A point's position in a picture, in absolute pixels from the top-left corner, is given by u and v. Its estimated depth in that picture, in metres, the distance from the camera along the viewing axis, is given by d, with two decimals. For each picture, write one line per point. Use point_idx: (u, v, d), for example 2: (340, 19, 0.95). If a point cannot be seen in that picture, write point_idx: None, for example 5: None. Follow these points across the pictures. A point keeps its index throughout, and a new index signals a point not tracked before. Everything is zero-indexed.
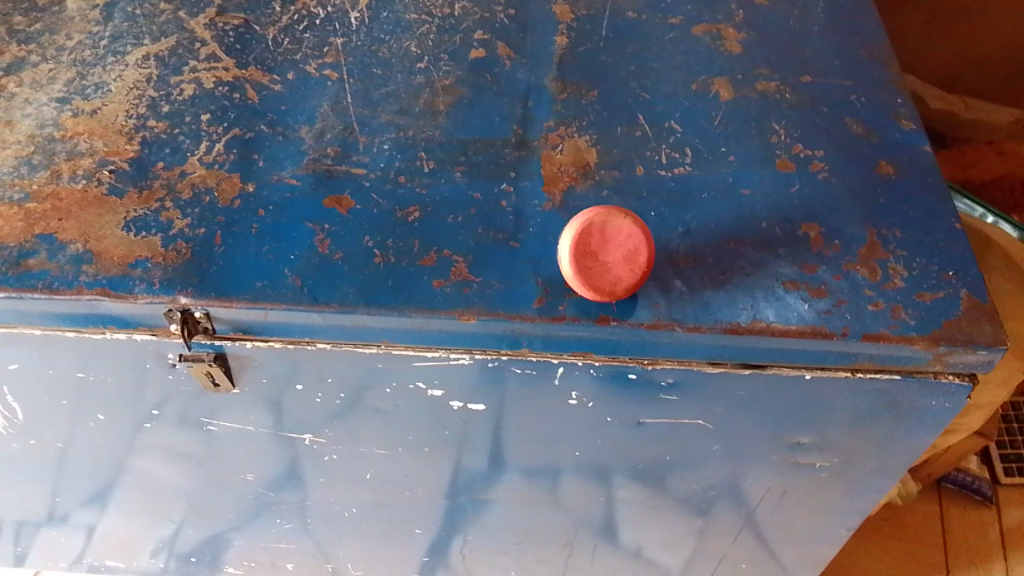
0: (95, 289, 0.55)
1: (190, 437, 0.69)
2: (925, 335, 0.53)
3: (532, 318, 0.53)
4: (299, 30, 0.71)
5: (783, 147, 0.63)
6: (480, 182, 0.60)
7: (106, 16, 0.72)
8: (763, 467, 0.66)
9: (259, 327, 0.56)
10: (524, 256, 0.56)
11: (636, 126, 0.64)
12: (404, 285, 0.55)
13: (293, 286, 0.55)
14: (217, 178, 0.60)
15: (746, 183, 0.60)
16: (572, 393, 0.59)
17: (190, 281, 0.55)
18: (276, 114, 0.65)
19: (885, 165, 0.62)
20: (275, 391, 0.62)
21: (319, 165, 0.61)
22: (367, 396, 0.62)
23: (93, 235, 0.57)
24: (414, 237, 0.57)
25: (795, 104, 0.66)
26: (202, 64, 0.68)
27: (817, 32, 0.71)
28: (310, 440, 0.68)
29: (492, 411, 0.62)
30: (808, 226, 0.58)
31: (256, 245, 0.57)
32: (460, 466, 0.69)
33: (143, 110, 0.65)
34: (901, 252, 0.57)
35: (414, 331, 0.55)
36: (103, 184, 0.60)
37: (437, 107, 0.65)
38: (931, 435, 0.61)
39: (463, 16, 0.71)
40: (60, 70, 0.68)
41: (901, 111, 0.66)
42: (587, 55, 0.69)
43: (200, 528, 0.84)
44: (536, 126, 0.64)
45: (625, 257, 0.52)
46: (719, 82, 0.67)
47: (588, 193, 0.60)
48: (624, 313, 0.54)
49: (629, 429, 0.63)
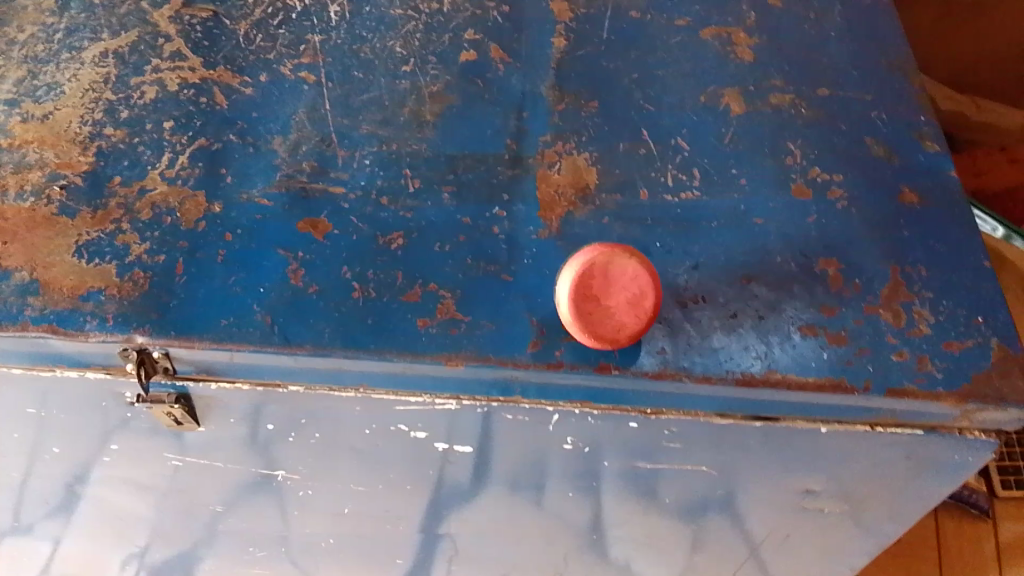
0: (41, 325, 0.49)
1: (155, 469, 0.64)
2: (953, 390, 0.49)
3: (526, 365, 0.49)
4: (273, 25, 0.64)
5: (799, 169, 0.58)
6: (469, 206, 0.55)
7: (61, 5, 0.65)
8: (767, 510, 0.63)
9: (225, 368, 0.51)
10: (518, 292, 0.51)
11: (640, 143, 0.59)
12: (385, 325, 0.50)
13: (262, 325, 0.50)
14: (180, 196, 0.55)
15: (759, 210, 0.55)
16: (567, 439, 0.55)
17: (148, 317, 0.50)
18: (246, 122, 0.59)
19: (909, 193, 0.57)
20: (245, 427, 0.58)
21: (293, 182, 0.56)
22: (345, 436, 0.57)
23: (39, 262, 0.52)
24: (397, 268, 0.52)
25: (812, 121, 0.60)
26: (166, 63, 0.62)
27: (835, 38, 0.66)
28: (283, 476, 0.63)
29: (480, 453, 0.58)
30: (827, 262, 0.53)
31: (222, 275, 0.51)
32: (442, 502, 0.65)
33: (100, 116, 0.59)
34: (928, 293, 0.52)
35: (396, 375, 0.51)
36: (53, 202, 0.54)
37: (424, 117, 0.60)
38: (949, 487, 0.57)
39: (453, 12, 0.65)
40: (10, 67, 0.62)
41: (925, 131, 0.61)
42: (587, 60, 0.63)
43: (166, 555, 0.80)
44: (531, 140, 0.59)
45: (630, 302, 0.47)
46: (730, 94, 0.62)
47: (587, 219, 0.55)
48: (627, 360, 0.49)
49: (626, 472, 0.59)
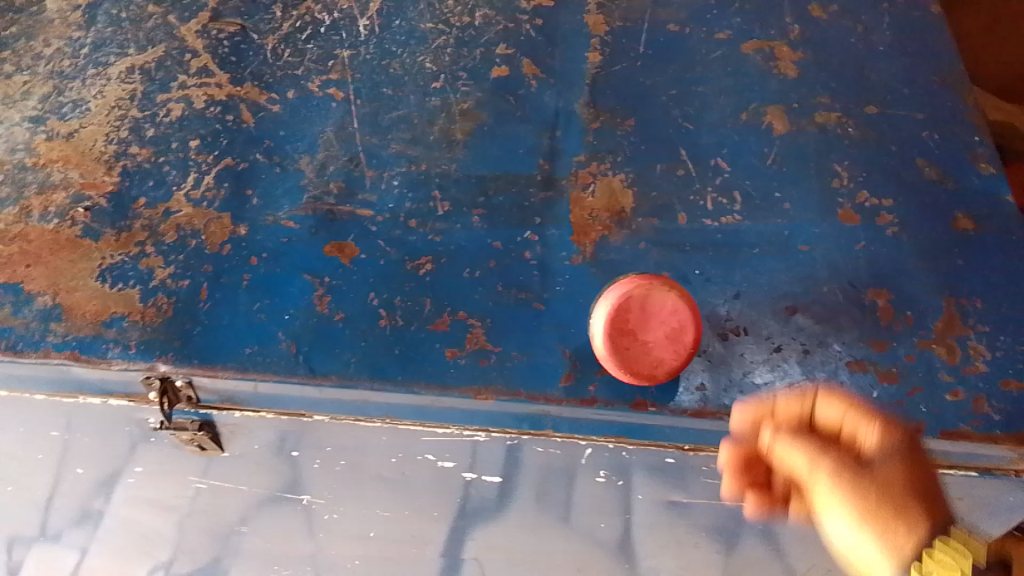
0: (64, 352, 0.49)
1: (177, 491, 0.63)
2: (1011, 433, 0.46)
3: (559, 401, 0.47)
4: (301, 40, 0.63)
5: (846, 193, 0.55)
6: (500, 230, 0.53)
7: (89, 19, 0.65)
8: (809, 546, 0.60)
9: (249, 398, 0.50)
10: (550, 321, 0.49)
11: (678, 164, 0.56)
12: (413, 355, 0.48)
13: (287, 354, 0.48)
14: (206, 218, 0.54)
15: (804, 236, 0.53)
16: (600, 472, 0.53)
17: (171, 345, 0.49)
18: (273, 141, 0.58)
19: (963, 219, 0.54)
20: (270, 453, 0.57)
21: (320, 204, 0.54)
22: (371, 464, 0.56)
23: (63, 286, 0.51)
24: (426, 294, 0.50)
25: (859, 141, 0.58)
26: (192, 79, 0.61)
27: (882, 52, 0.63)
28: (308, 501, 0.62)
29: (509, 483, 0.56)
30: (876, 292, 0.51)
31: (248, 300, 0.50)
32: (471, 530, 0.63)
33: (125, 134, 0.58)
34: (984, 326, 0.50)
35: (424, 408, 0.49)
36: (77, 224, 0.54)
37: (454, 136, 0.58)
38: (1001, 528, 0.54)
39: (485, 26, 0.64)
40: (36, 82, 0.61)
41: (979, 152, 0.58)
42: (623, 76, 0.61)
43: None
44: (565, 161, 0.56)
45: (669, 337, 0.46)
46: (772, 112, 0.59)
47: (623, 243, 0.53)
48: (665, 397, 0.47)
49: (661, 505, 0.57)
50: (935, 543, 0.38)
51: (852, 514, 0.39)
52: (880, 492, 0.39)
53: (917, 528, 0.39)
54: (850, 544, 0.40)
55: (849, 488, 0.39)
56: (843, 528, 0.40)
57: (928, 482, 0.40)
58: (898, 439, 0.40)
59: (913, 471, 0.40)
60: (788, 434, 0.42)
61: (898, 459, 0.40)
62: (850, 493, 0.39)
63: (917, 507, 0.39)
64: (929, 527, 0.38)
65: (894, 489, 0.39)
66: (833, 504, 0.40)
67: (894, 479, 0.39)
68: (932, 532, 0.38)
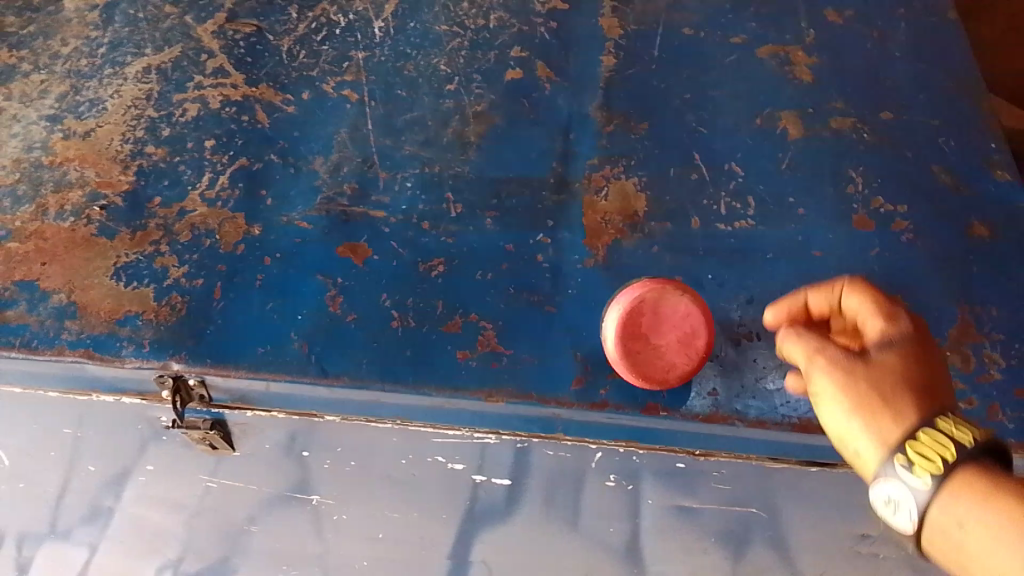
0: (78, 350, 0.49)
1: (188, 489, 0.63)
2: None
3: (569, 404, 0.47)
4: (316, 41, 0.63)
5: (860, 199, 0.55)
6: (513, 232, 0.53)
7: (106, 19, 0.65)
8: (821, 555, 0.60)
9: (260, 397, 0.50)
10: (562, 325, 0.50)
11: (692, 168, 0.56)
12: (425, 357, 0.48)
13: (299, 354, 0.49)
14: (220, 218, 0.54)
15: (818, 242, 0.53)
16: (610, 476, 0.53)
17: (184, 344, 0.49)
18: (288, 142, 0.58)
19: (978, 226, 0.54)
20: (281, 453, 0.57)
21: (333, 205, 0.54)
22: (382, 464, 0.56)
23: (78, 284, 0.52)
24: (438, 297, 0.51)
25: (874, 147, 0.58)
26: (208, 80, 0.61)
27: (898, 57, 0.63)
28: (318, 501, 0.62)
29: (518, 485, 0.56)
30: None
31: (261, 300, 0.50)
32: (480, 532, 0.63)
33: (141, 134, 0.58)
34: (998, 335, 0.49)
35: (435, 410, 0.49)
36: (93, 223, 0.54)
37: (467, 138, 0.58)
38: None
39: (499, 29, 0.64)
40: (53, 81, 0.62)
41: (996, 159, 0.58)
42: (637, 80, 0.61)
43: None
44: (578, 164, 0.56)
45: (681, 341, 0.46)
46: (787, 117, 0.59)
47: (635, 247, 0.53)
48: (676, 402, 0.47)
49: (672, 511, 0.57)
50: (925, 430, 0.36)
51: (842, 400, 0.38)
52: (872, 379, 0.38)
53: (905, 416, 0.37)
54: (842, 431, 0.39)
55: (842, 374, 0.38)
56: (835, 415, 0.39)
57: (927, 371, 0.39)
58: (905, 331, 0.40)
59: (914, 363, 0.38)
60: (789, 328, 0.41)
61: (899, 350, 0.39)
62: (840, 374, 0.38)
63: (906, 394, 0.37)
64: (920, 418, 0.37)
65: (889, 380, 0.38)
66: (826, 391, 0.39)
67: (892, 371, 0.38)
68: (923, 420, 0.37)
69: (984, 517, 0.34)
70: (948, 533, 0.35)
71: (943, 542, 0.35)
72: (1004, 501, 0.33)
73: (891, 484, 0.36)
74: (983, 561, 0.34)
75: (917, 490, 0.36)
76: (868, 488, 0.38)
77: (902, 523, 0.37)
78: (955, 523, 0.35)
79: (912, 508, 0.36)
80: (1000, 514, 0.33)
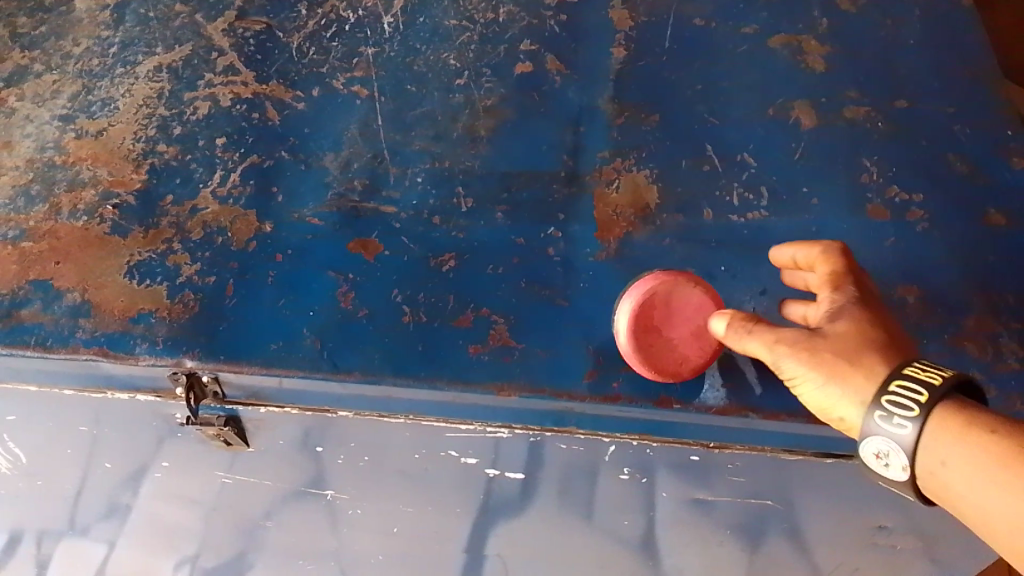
0: (92, 348, 0.50)
1: (203, 485, 0.64)
2: None
3: (582, 398, 0.47)
4: (326, 38, 0.63)
5: (875, 188, 0.54)
6: (524, 226, 0.53)
7: (117, 19, 0.65)
8: (838, 547, 0.59)
9: (273, 393, 0.51)
10: (574, 318, 0.49)
11: (703, 160, 0.56)
12: (436, 352, 0.48)
13: (311, 349, 0.49)
14: (231, 215, 0.54)
15: (831, 232, 0.52)
16: (623, 469, 0.53)
17: (197, 341, 0.49)
18: (298, 138, 0.58)
19: (995, 214, 0.54)
20: (295, 448, 0.57)
21: (344, 201, 0.54)
22: (395, 459, 0.56)
23: (92, 283, 0.52)
24: (449, 291, 0.50)
25: (888, 136, 0.57)
26: (219, 78, 0.61)
27: (913, 45, 0.62)
28: (332, 496, 0.62)
29: (531, 479, 0.56)
30: (906, 289, 0.50)
31: (273, 297, 0.51)
32: (493, 526, 0.63)
33: (152, 132, 0.59)
34: (1015, 324, 0.49)
35: (447, 404, 0.49)
36: (106, 221, 0.54)
37: (477, 133, 0.58)
38: None
39: (509, 22, 0.63)
40: (65, 81, 0.62)
41: (1013, 146, 0.57)
42: (648, 71, 0.60)
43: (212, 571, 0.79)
44: (589, 157, 0.56)
45: (693, 333, 0.46)
46: (800, 107, 0.59)
47: (647, 240, 0.52)
48: (689, 394, 0.47)
49: (686, 504, 0.56)
50: (892, 380, 0.39)
51: (814, 378, 0.40)
52: (835, 350, 0.40)
53: (875, 372, 0.40)
54: (823, 403, 0.41)
55: (807, 355, 0.40)
56: (812, 391, 0.41)
57: (880, 324, 0.41)
58: (852, 295, 0.42)
59: (867, 323, 0.41)
60: (742, 322, 0.43)
61: (850, 315, 0.41)
62: (806, 356, 0.40)
63: (870, 352, 0.40)
64: (887, 371, 0.40)
65: (850, 345, 0.40)
66: (797, 373, 0.41)
67: (850, 336, 0.41)
68: (891, 372, 0.40)
69: (962, 452, 0.38)
70: (934, 473, 0.39)
71: (928, 479, 0.40)
72: (975, 435, 0.38)
73: (878, 438, 0.40)
74: (966, 492, 0.38)
75: (899, 437, 0.39)
76: (860, 446, 0.41)
77: (895, 471, 0.41)
78: (936, 461, 0.39)
79: (898, 455, 0.40)
80: (976, 446, 0.37)
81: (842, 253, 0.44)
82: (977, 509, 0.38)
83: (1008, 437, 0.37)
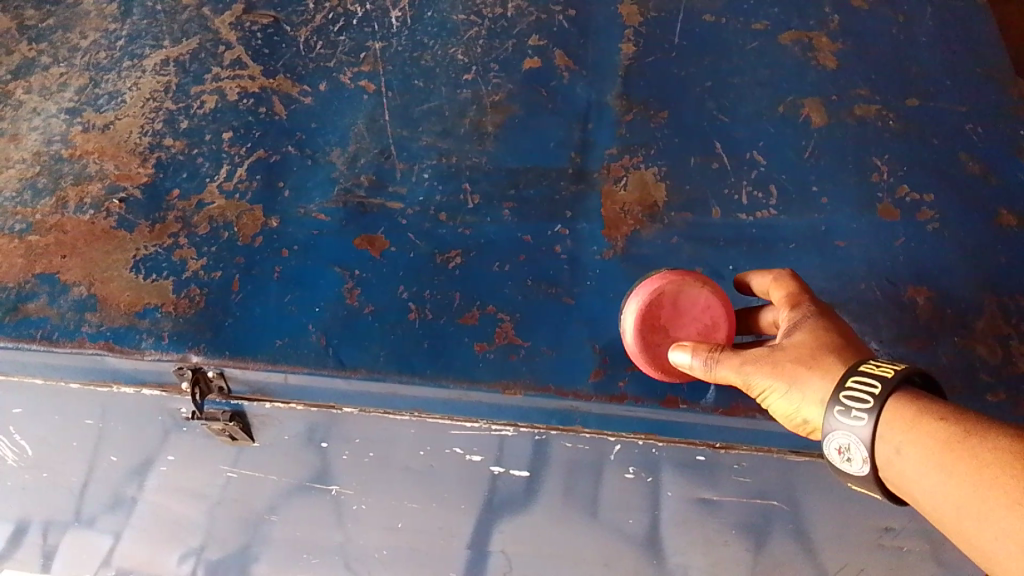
0: (98, 342, 0.49)
1: (208, 479, 0.64)
2: None
3: (588, 396, 0.47)
4: (333, 32, 0.63)
5: (885, 187, 0.54)
6: (531, 223, 0.53)
7: (124, 12, 0.65)
8: (843, 548, 0.59)
9: (279, 389, 0.50)
10: (581, 317, 0.49)
11: (712, 157, 0.56)
12: (442, 349, 0.48)
13: (317, 346, 0.49)
14: (238, 210, 0.54)
15: (841, 232, 0.52)
16: (629, 468, 0.53)
17: (203, 337, 0.49)
18: (305, 133, 0.58)
19: (1006, 215, 0.53)
20: (300, 444, 0.57)
21: (351, 197, 0.54)
22: (400, 456, 0.56)
23: (98, 277, 0.52)
24: (455, 288, 0.50)
25: (900, 135, 0.56)
26: (226, 72, 0.61)
27: (925, 42, 0.61)
28: (337, 492, 0.62)
29: (536, 477, 0.56)
30: (916, 289, 0.50)
31: (279, 293, 0.50)
32: (497, 523, 0.63)
33: (159, 126, 0.58)
34: None
35: (452, 402, 0.49)
36: (112, 215, 0.54)
37: (485, 128, 0.58)
38: None
39: (517, 17, 0.63)
40: (73, 74, 0.62)
41: None
42: (657, 67, 0.60)
43: (216, 565, 0.79)
44: (597, 153, 0.56)
45: (701, 333, 0.45)
46: (810, 104, 0.58)
47: (655, 238, 0.52)
48: (696, 395, 0.47)
49: (692, 503, 0.56)
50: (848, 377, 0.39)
51: (778, 387, 0.41)
52: (795, 359, 0.41)
53: (834, 371, 0.40)
54: (788, 412, 0.41)
55: (768, 368, 0.41)
56: (780, 403, 0.41)
57: (836, 333, 0.42)
58: (807, 311, 0.43)
59: (823, 331, 0.41)
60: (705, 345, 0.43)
61: (806, 327, 0.42)
62: (767, 369, 0.41)
63: (828, 357, 0.40)
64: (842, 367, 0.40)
65: (808, 352, 0.41)
66: (762, 387, 0.41)
67: (807, 345, 0.41)
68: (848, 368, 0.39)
69: (912, 439, 0.37)
70: (889, 462, 0.38)
71: (889, 473, 0.39)
72: (924, 423, 0.37)
73: (841, 436, 0.39)
74: (921, 481, 0.37)
75: (857, 430, 0.38)
76: (828, 448, 0.40)
77: (857, 466, 0.40)
78: (891, 449, 0.38)
79: (858, 449, 0.39)
80: (925, 432, 0.37)
81: (792, 279, 0.45)
82: (928, 497, 0.36)
83: (956, 423, 0.36)
